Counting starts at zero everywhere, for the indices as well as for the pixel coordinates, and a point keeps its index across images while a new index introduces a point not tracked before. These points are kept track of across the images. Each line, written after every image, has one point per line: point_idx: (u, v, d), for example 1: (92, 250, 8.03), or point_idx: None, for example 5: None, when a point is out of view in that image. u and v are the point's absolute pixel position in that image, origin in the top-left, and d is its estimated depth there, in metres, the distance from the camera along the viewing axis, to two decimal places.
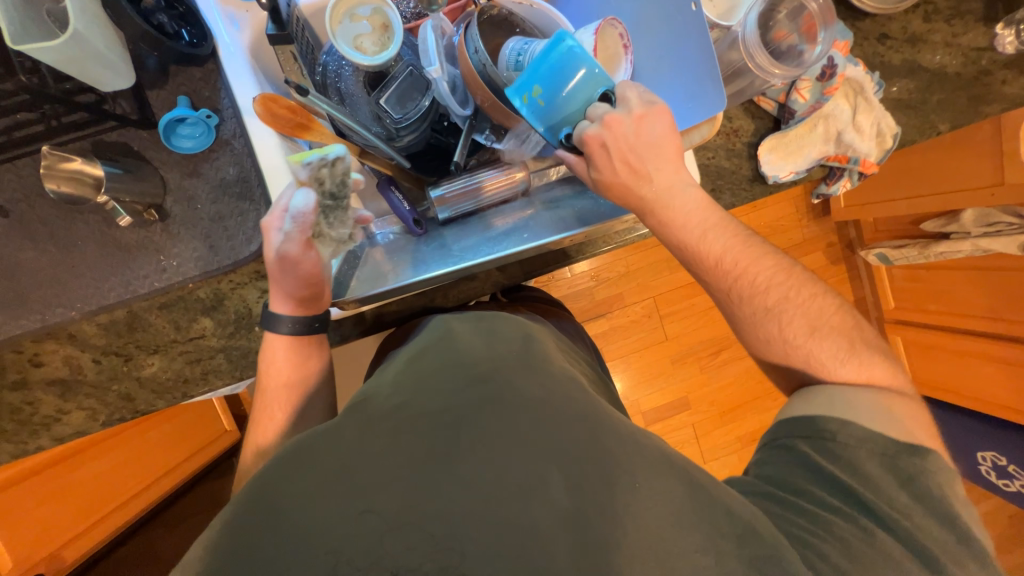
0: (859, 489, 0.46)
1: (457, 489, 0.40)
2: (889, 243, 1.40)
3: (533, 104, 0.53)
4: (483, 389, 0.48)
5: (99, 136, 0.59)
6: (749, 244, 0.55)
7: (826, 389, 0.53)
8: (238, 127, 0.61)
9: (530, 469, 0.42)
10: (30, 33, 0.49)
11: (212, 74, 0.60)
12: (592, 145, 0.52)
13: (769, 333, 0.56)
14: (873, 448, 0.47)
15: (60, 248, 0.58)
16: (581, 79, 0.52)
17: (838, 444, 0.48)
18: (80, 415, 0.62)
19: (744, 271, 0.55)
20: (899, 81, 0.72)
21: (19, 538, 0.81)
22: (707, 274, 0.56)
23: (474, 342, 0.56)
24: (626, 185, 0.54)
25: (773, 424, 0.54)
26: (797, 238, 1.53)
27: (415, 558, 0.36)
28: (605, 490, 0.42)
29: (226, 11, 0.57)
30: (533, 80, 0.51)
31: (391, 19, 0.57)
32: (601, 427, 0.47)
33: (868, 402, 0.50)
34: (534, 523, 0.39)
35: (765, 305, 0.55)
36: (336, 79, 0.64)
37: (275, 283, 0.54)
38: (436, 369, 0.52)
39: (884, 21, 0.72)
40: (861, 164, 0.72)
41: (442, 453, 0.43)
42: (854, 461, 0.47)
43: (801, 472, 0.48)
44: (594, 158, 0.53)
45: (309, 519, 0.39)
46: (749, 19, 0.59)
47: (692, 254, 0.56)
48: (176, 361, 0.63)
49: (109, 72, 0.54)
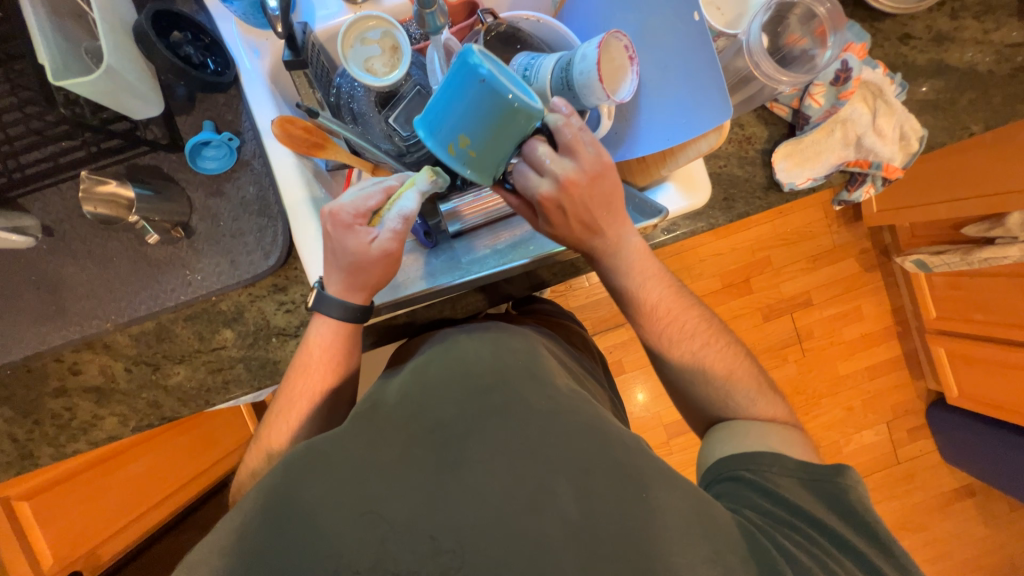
0: (798, 502, 0.48)
1: (462, 499, 0.42)
2: (927, 249, 1.31)
3: (461, 155, 0.46)
4: (492, 400, 0.48)
5: (133, 160, 0.63)
6: (677, 296, 0.60)
7: (743, 426, 0.56)
8: (257, 148, 0.64)
9: (540, 481, 0.43)
10: (70, 71, 0.54)
11: (234, 100, 0.64)
12: (547, 205, 0.50)
13: (710, 372, 0.60)
14: (795, 469, 0.51)
15: (98, 264, 0.63)
16: (498, 127, 0.44)
17: (773, 473, 0.50)
18: (113, 421, 0.66)
19: (674, 319, 0.60)
20: (926, 81, 0.69)
21: (60, 536, 0.86)
22: (652, 320, 0.60)
23: (481, 351, 0.55)
24: (578, 241, 0.55)
25: (717, 459, 0.55)
26: (826, 244, 1.47)
27: (415, 561, 0.39)
28: (616, 506, 0.42)
29: (248, 40, 0.60)
30: (454, 129, 0.44)
31: (400, 42, 0.60)
32: (608, 438, 0.46)
33: (785, 436, 0.55)
34: (543, 536, 0.40)
35: (692, 349, 0.60)
36: (349, 100, 0.67)
37: (344, 270, 0.52)
38: (440, 383, 0.51)
39: (906, 20, 0.69)
40: (884, 168, 0.70)
41: (448, 464, 0.44)
42: (785, 483, 0.50)
43: (758, 495, 0.49)
44: (548, 216, 0.52)
45: (314, 523, 0.41)
46: (753, 27, 0.58)
47: (632, 298, 0.60)
48: (200, 370, 0.66)
49: (139, 102, 0.59)
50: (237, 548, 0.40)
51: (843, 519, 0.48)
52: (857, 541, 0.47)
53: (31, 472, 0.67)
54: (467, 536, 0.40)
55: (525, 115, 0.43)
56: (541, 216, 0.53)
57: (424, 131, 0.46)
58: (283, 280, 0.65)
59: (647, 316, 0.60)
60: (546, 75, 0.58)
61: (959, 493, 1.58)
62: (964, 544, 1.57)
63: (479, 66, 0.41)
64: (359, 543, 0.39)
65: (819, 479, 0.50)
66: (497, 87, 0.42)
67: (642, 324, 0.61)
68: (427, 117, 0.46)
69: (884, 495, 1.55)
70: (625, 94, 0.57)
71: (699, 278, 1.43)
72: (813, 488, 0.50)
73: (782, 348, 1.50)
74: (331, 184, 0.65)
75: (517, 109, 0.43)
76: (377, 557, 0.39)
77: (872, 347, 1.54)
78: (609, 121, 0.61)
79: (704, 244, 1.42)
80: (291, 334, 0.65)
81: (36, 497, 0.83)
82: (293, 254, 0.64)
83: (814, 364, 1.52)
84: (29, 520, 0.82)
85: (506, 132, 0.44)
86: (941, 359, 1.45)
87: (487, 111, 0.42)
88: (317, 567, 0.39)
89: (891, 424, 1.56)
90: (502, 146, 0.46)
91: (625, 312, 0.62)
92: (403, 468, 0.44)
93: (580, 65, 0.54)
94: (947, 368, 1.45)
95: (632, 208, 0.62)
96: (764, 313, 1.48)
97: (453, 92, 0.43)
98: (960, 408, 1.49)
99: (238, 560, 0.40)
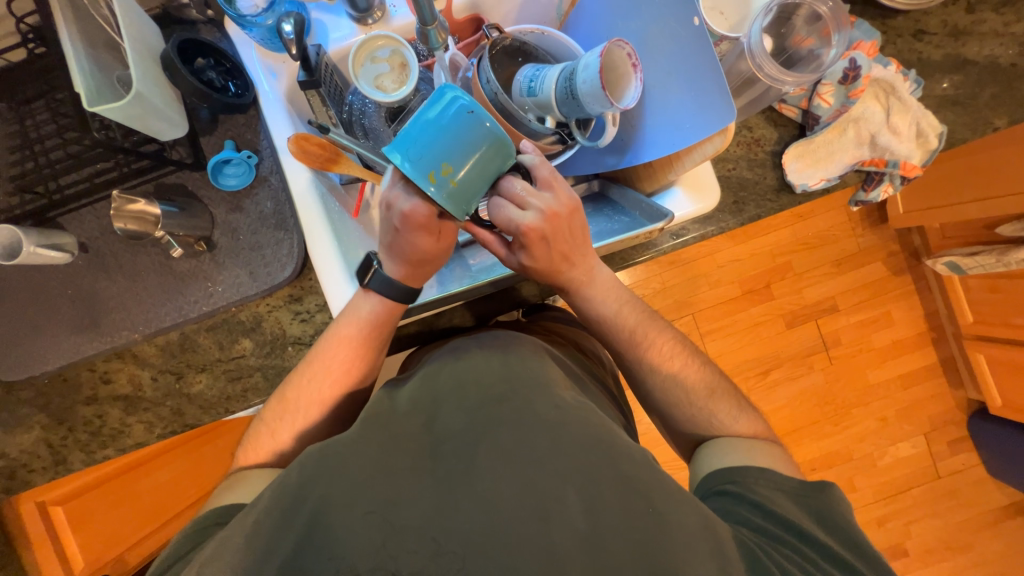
0: (788, 516, 0.47)
1: (464, 505, 0.42)
2: (960, 250, 1.25)
3: (443, 182, 0.43)
4: (496, 411, 0.48)
5: (161, 180, 0.67)
6: (651, 321, 0.60)
7: (733, 442, 0.55)
8: (274, 165, 0.67)
9: (548, 490, 0.42)
10: (104, 97, 0.58)
11: (253, 120, 0.67)
12: (532, 237, 0.50)
13: (714, 383, 0.60)
14: (780, 482, 0.50)
15: (128, 277, 0.66)
16: (481, 154, 0.43)
17: (759, 486, 0.50)
18: (140, 427, 0.69)
19: (656, 338, 0.60)
20: (944, 77, 0.67)
21: (91, 537, 0.90)
22: (655, 330, 0.60)
23: (489, 361, 0.54)
24: (555, 272, 0.55)
25: (705, 474, 0.54)
26: (851, 247, 1.42)
27: (416, 561, 0.39)
28: (619, 515, 0.42)
29: (265, 64, 0.63)
30: (437, 156, 0.42)
31: (408, 59, 0.62)
32: (615, 450, 0.45)
33: (772, 453, 0.54)
34: (548, 542, 0.40)
35: (687, 364, 0.60)
36: (360, 116, 0.70)
37: (405, 260, 0.53)
38: (447, 392, 0.52)
39: (919, 16, 0.67)
40: (902, 167, 0.68)
41: (452, 473, 0.44)
42: (774, 496, 0.49)
43: (749, 508, 0.48)
44: (531, 249, 0.51)
45: (323, 522, 0.42)
46: (754, 29, 0.57)
47: (612, 326, 0.60)
48: (220, 379, 0.68)
49: (166, 124, 0.62)
50: (250, 543, 0.42)
51: (832, 534, 0.47)
52: (846, 555, 0.46)
53: (65, 476, 0.71)
54: (469, 540, 0.40)
55: (504, 149, 0.44)
56: (522, 248, 0.51)
57: (400, 155, 0.42)
58: (299, 290, 0.67)
59: (650, 327, 0.60)
60: (550, 86, 0.59)
61: (1008, 511, 1.48)
62: (1015, 566, 1.47)
63: (460, 97, 0.42)
64: (363, 544, 0.40)
65: (806, 495, 0.49)
66: (482, 117, 0.42)
67: (650, 335, 0.60)
68: (401, 142, 0.42)
69: (924, 512, 1.46)
70: (631, 101, 0.57)
71: (718, 284, 1.40)
72: (801, 503, 0.49)
73: (807, 356, 1.45)
74: (344, 199, 0.67)
75: (506, 142, 0.44)
76: (378, 558, 0.39)
77: (904, 354, 1.48)
78: (613, 128, 0.61)
79: (722, 250, 1.40)
80: (306, 343, 0.67)
81: (70, 502, 0.86)
82: (308, 265, 0.67)
83: (842, 373, 1.46)
84: (64, 527, 0.86)
85: (487, 163, 0.44)
86: (982, 367, 1.37)
87: (473, 139, 0.42)
88: (322, 564, 0.40)
89: (928, 436, 1.48)
90: (483, 178, 0.44)
91: (604, 337, 0.61)
92: (407, 475, 0.44)
93: (584, 74, 0.54)
94: (988, 376, 1.37)
95: (640, 213, 0.62)
96: (787, 320, 1.43)
97: (435, 119, 0.42)
98: (1005, 419, 1.40)
99: (247, 556, 0.41)
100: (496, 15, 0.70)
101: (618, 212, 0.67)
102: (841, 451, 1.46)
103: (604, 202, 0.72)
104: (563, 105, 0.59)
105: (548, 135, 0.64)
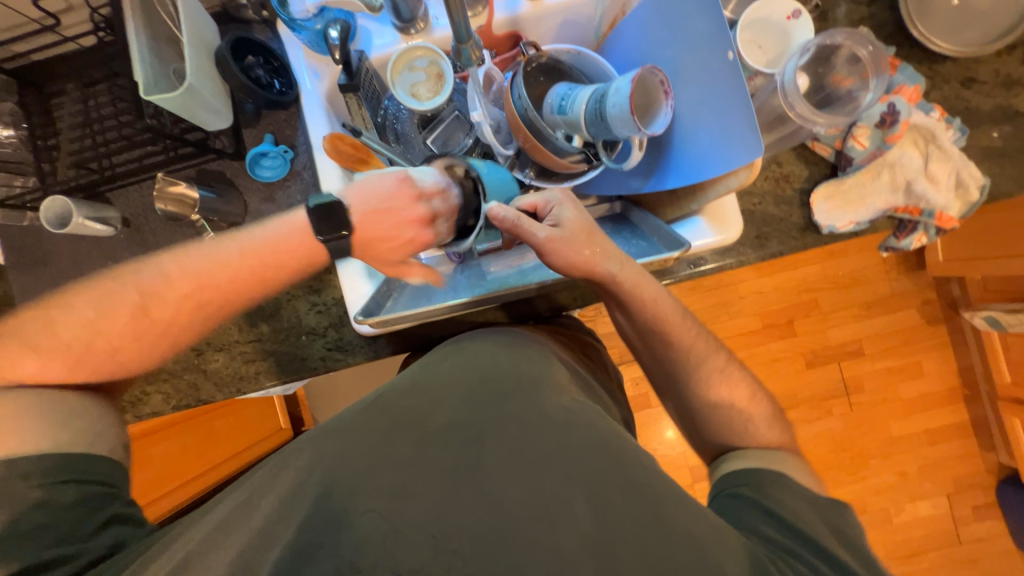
0: (801, 524, 0.46)
1: (467, 511, 0.41)
2: (1001, 306, 1.19)
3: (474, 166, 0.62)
4: (502, 405, 0.48)
5: (203, 166, 0.70)
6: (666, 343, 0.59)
7: (750, 454, 0.55)
8: (309, 160, 0.70)
9: (553, 497, 0.42)
10: (159, 86, 0.62)
11: (293, 116, 0.70)
12: (563, 198, 0.58)
13: (721, 421, 0.58)
14: (796, 496, 0.49)
15: None
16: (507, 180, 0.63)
17: (771, 494, 0.49)
18: (157, 398, 0.71)
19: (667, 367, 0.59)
20: (993, 127, 0.65)
21: None
22: (666, 356, 0.59)
23: (494, 352, 0.56)
24: (597, 234, 0.55)
25: (723, 476, 0.55)
26: (882, 292, 1.37)
27: (416, 559, 0.38)
28: (630, 529, 0.41)
29: (310, 64, 0.67)
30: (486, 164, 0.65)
31: (444, 70, 0.65)
32: (625, 467, 0.45)
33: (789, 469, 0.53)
34: (552, 555, 0.39)
35: (695, 398, 0.59)
36: (394, 121, 0.74)
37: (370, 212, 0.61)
38: (453, 377, 0.52)
39: (970, 64, 0.65)
40: (938, 218, 0.65)
41: (458, 474, 0.43)
42: (788, 502, 0.48)
43: (761, 516, 0.47)
44: (568, 205, 0.56)
45: (328, 512, 0.42)
46: (791, 65, 0.57)
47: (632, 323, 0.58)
48: (236, 360, 0.71)
49: (211, 114, 0.66)
50: (254, 522, 0.43)
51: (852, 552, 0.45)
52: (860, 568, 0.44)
53: None
54: (472, 543, 0.39)
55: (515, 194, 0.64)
56: (558, 206, 0.56)
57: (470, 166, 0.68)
58: (319, 282, 0.70)
59: (663, 338, 0.58)
60: (581, 106, 0.60)
61: None
62: None
63: None
64: (362, 540, 0.40)
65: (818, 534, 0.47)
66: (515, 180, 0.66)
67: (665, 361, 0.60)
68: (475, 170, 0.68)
69: None
70: (659, 127, 0.58)
71: (737, 315, 1.37)
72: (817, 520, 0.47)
73: (826, 400, 1.40)
74: None
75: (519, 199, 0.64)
76: (379, 554, 0.39)
77: (931, 409, 1.40)
78: (638, 152, 0.62)
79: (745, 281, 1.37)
80: (319, 333, 0.70)
81: None
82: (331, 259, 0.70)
83: (861, 420, 1.40)
84: None
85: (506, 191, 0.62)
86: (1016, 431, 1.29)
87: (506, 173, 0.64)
88: (316, 561, 0.39)
89: (952, 498, 1.39)
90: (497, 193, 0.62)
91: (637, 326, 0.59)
92: (411, 467, 0.44)
93: (614, 98, 0.55)
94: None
95: (657, 238, 0.62)
96: (807, 358, 1.39)
97: None
98: None
99: (252, 536, 0.42)
100: (534, 34, 0.72)
101: (635, 236, 0.67)
102: (854, 503, 1.39)
103: (624, 223, 0.73)
104: (591, 126, 0.60)
105: (574, 153, 0.66)
